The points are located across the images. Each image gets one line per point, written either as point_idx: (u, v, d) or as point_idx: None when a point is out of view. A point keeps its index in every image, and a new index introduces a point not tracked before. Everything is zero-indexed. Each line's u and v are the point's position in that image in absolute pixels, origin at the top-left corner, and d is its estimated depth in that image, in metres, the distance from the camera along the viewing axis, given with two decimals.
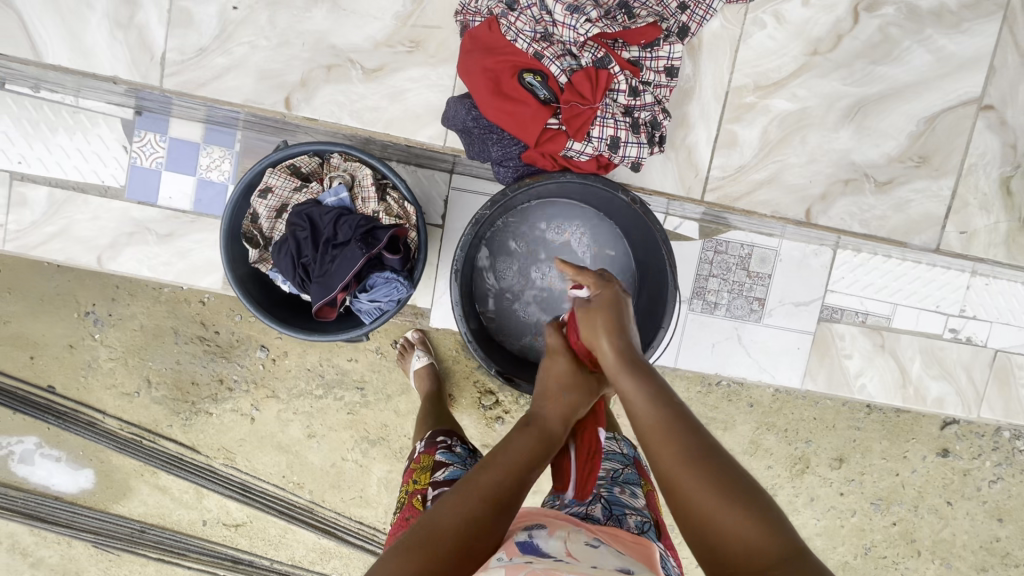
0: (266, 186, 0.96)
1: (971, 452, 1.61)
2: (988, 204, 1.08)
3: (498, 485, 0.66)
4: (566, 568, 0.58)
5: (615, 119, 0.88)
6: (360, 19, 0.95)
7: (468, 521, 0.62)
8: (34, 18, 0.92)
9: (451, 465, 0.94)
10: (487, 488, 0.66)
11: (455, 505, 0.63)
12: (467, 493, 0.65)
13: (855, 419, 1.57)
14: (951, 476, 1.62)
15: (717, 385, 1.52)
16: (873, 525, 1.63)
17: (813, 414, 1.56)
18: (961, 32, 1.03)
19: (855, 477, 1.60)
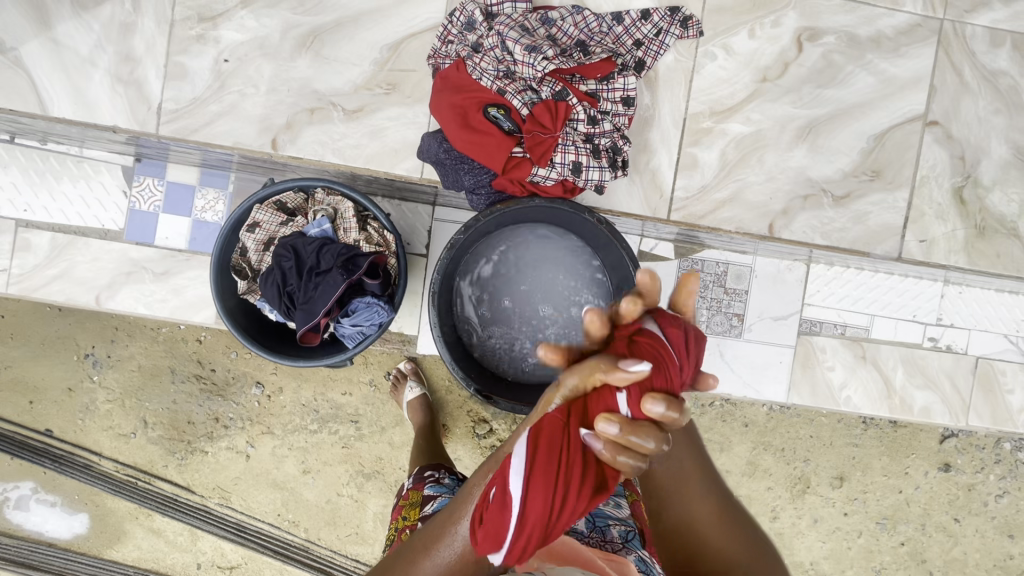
0: (254, 221, 1.01)
1: (973, 466, 1.60)
2: (944, 214, 1.13)
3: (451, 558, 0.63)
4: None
5: (576, 145, 0.94)
6: (340, 66, 1.03)
7: None
8: (42, 76, 1.01)
9: (438, 497, 0.94)
10: (440, 555, 0.64)
11: (412, 561, 0.65)
12: (421, 559, 0.65)
13: (853, 437, 1.57)
14: (955, 492, 1.60)
15: (710, 407, 1.52)
16: (881, 546, 1.61)
17: (809, 433, 1.56)
18: (899, 55, 1.10)
19: (858, 496, 1.59)
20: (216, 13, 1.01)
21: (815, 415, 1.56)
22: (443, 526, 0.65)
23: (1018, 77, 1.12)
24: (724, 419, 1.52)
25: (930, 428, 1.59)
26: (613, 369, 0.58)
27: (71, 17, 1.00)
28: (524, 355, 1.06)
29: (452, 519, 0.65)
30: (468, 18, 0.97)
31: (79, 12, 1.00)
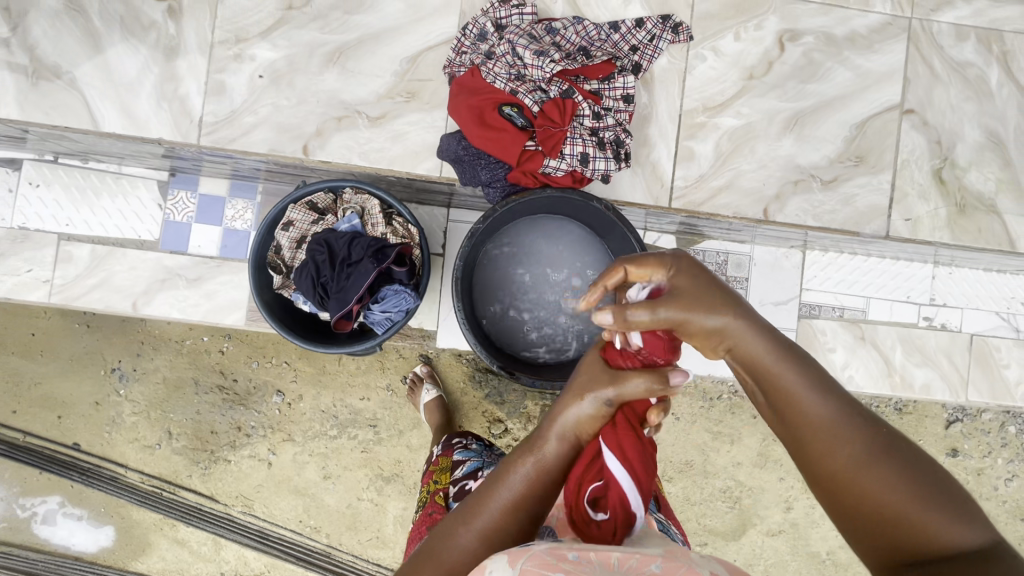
0: (289, 220, 1.10)
1: (980, 450, 1.64)
2: (926, 193, 1.21)
3: (498, 525, 0.57)
4: (565, 545, 0.56)
5: (583, 138, 1.03)
6: (365, 78, 1.13)
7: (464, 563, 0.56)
8: (94, 96, 1.11)
9: (468, 461, 1.01)
10: (484, 525, 0.57)
11: (452, 530, 0.58)
12: (462, 529, 0.58)
13: None
14: (964, 477, 1.65)
15: (719, 398, 1.53)
16: None
17: None
18: (873, 51, 1.20)
19: None
20: (251, 35, 1.12)
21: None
22: (479, 499, 0.59)
23: (986, 67, 1.22)
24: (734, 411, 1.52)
25: (935, 413, 1.63)
26: (664, 382, 0.58)
27: (121, 42, 1.11)
28: (541, 337, 1.14)
29: (489, 491, 0.59)
30: (479, 29, 1.07)
31: (128, 38, 1.11)
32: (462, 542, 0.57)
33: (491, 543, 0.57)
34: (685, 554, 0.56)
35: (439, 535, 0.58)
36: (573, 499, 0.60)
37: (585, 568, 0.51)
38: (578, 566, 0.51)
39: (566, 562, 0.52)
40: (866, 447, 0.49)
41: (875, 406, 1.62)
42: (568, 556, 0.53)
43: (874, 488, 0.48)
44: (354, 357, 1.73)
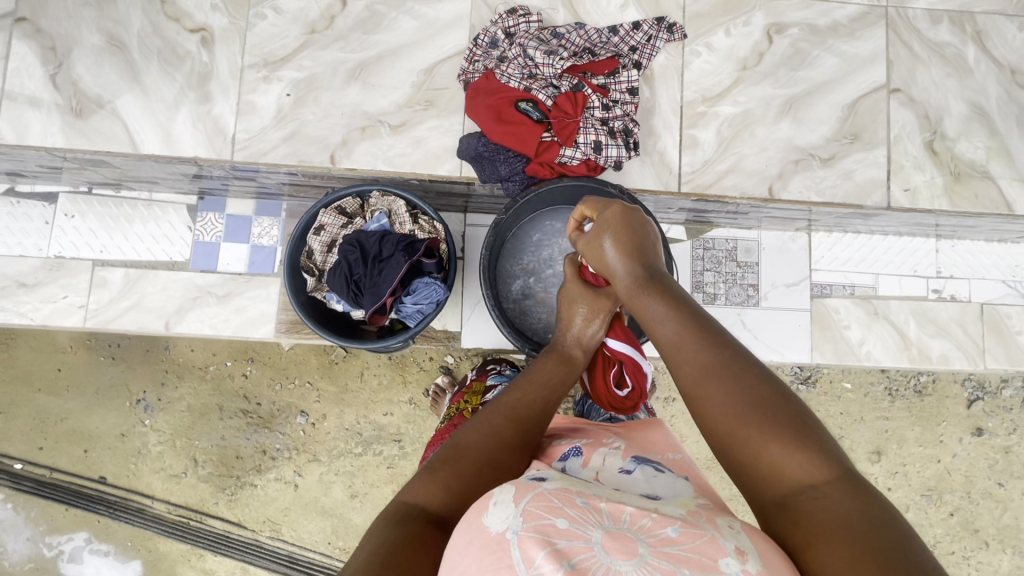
0: (320, 225, 1.15)
1: (1005, 428, 1.65)
2: (921, 164, 1.28)
3: (524, 410, 0.77)
4: (578, 490, 0.60)
5: (595, 127, 1.10)
6: (385, 90, 1.21)
7: (500, 441, 0.72)
8: (135, 121, 1.19)
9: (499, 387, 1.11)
10: (514, 412, 0.76)
11: (487, 421, 0.74)
12: (498, 416, 0.75)
13: (882, 410, 1.63)
14: (993, 456, 1.65)
15: None
16: (930, 518, 1.63)
17: (840, 409, 1.62)
18: (855, 38, 1.29)
19: (898, 470, 1.63)
20: (278, 58, 1.20)
21: (842, 387, 1.63)
22: (511, 394, 0.79)
23: (962, 46, 1.31)
24: None
25: (955, 393, 1.65)
26: None
27: (158, 71, 1.19)
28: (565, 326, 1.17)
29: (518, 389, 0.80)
30: (491, 38, 1.17)
31: (165, 67, 1.19)
32: (498, 426, 0.74)
33: (520, 426, 0.75)
34: (708, 519, 0.56)
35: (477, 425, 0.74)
36: (607, 387, 0.95)
37: (592, 516, 0.54)
38: (584, 512, 0.55)
39: (573, 506, 0.55)
40: (721, 386, 0.65)
41: (896, 389, 1.63)
42: (576, 500, 0.56)
43: (725, 413, 0.64)
44: (376, 372, 1.76)
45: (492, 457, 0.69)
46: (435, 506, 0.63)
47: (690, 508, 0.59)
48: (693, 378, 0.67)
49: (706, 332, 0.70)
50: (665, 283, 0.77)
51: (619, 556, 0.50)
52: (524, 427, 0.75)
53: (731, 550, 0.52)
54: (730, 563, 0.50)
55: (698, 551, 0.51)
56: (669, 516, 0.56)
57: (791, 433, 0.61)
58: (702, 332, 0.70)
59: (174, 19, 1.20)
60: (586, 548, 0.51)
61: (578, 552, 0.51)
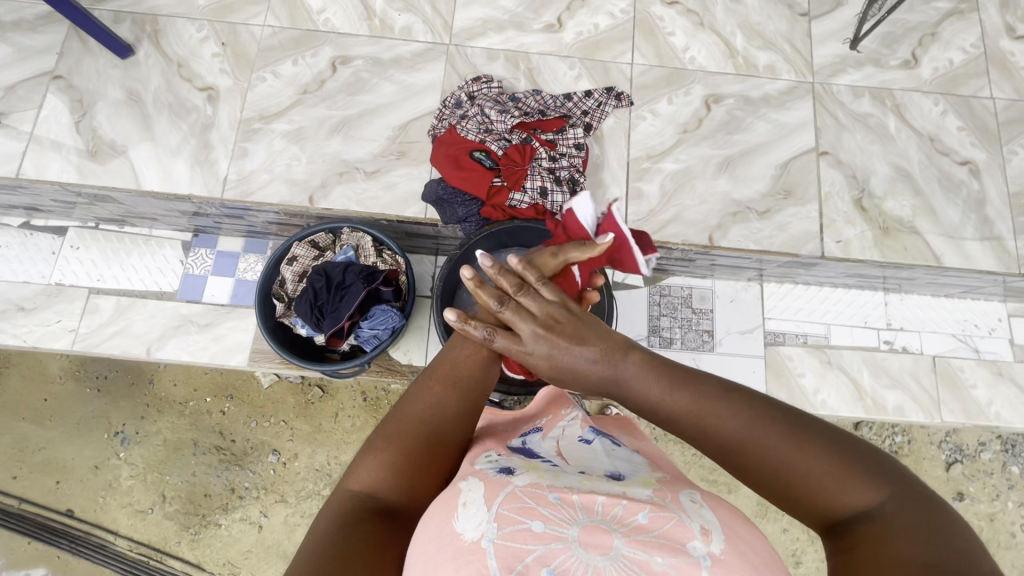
0: (293, 255, 1.25)
1: (987, 494, 1.63)
2: (851, 219, 1.38)
3: (464, 378, 0.73)
4: (548, 486, 0.59)
5: (542, 176, 1.23)
6: (363, 142, 1.37)
7: (439, 410, 0.69)
8: (142, 163, 1.35)
9: None
10: (454, 379, 0.72)
11: (427, 392, 0.70)
12: (435, 384, 0.71)
13: None
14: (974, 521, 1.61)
15: None
16: None
17: None
18: (785, 108, 1.45)
19: None
20: (272, 113, 1.38)
21: None
22: (446, 359, 0.75)
23: (883, 116, 1.46)
24: None
25: (932, 454, 1.65)
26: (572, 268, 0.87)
27: (168, 121, 1.37)
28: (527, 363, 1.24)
29: (453, 356, 0.76)
30: (456, 99, 1.34)
31: (174, 118, 1.37)
32: (436, 394, 0.70)
33: (463, 393, 0.71)
34: (673, 504, 0.57)
35: (414, 396, 0.71)
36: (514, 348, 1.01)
37: (566, 513, 0.53)
38: (557, 510, 0.53)
39: (545, 505, 0.54)
40: (753, 431, 0.58)
41: None
42: (548, 497, 0.55)
43: (765, 460, 0.57)
44: (350, 413, 1.80)
45: (435, 431, 0.67)
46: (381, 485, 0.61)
47: (655, 495, 0.60)
48: (726, 440, 0.60)
49: (699, 384, 0.64)
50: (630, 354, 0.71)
51: (597, 552, 0.49)
52: (466, 393, 0.72)
53: (698, 531, 0.52)
54: (698, 546, 0.50)
55: (668, 535, 0.51)
56: (638, 503, 0.56)
57: (832, 457, 0.55)
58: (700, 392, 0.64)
59: (187, 80, 1.39)
60: (564, 549, 0.49)
61: (556, 555, 0.49)
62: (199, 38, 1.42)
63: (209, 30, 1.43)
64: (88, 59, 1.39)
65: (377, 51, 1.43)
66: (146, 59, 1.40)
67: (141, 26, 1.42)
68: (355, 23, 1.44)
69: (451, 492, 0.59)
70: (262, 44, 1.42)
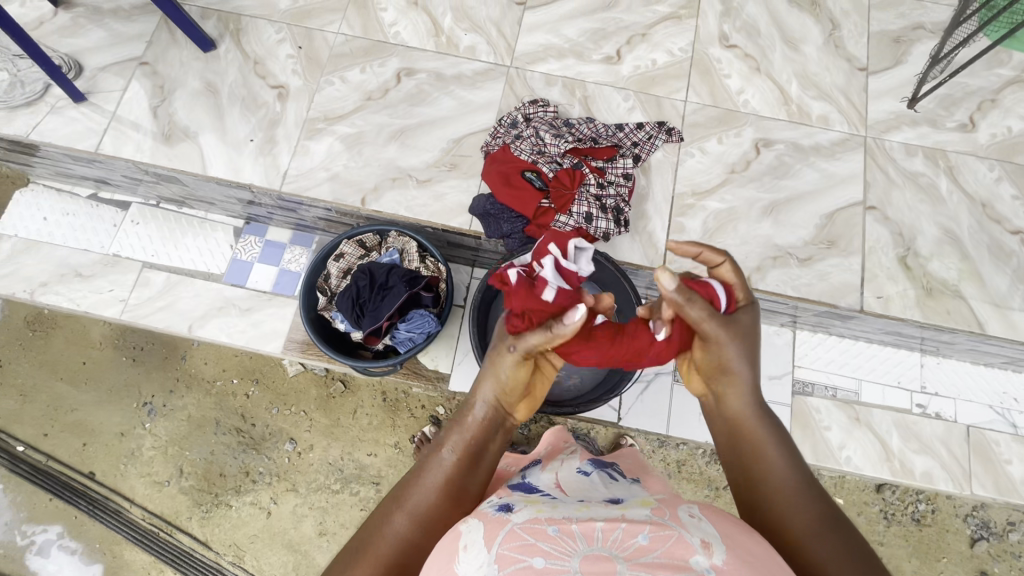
0: (340, 252, 1.30)
1: None
2: (893, 276, 1.37)
3: (428, 508, 0.71)
4: (545, 519, 0.66)
5: (588, 202, 1.28)
6: (419, 151, 1.42)
7: (401, 544, 0.69)
8: (210, 150, 1.42)
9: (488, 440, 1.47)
10: (416, 508, 0.71)
11: (390, 521, 0.70)
12: (398, 513, 0.71)
13: (875, 533, 1.57)
14: None
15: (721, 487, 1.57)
16: None
17: None
18: (836, 159, 1.46)
19: None
20: (336, 115, 1.45)
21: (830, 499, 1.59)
22: (411, 486, 0.73)
23: (935, 177, 1.45)
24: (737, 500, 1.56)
25: (957, 528, 1.58)
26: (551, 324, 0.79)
27: (239, 114, 1.45)
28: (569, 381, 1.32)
29: (421, 477, 0.74)
30: (512, 119, 1.39)
31: (245, 112, 1.45)
32: (399, 526, 0.70)
33: (424, 523, 0.70)
34: (672, 521, 0.64)
35: (377, 523, 0.70)
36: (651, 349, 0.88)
37: (566, 544, 0.60)
38: (557, 543, 0.60)
39: (545, 539, 0.61)
40: (823, 517, 0.65)
41: (891, 513, 1.58)
42: (548, 532, 0.63)
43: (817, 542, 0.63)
44: (369, 411, 1.83)
45: (398, 561, 0.68)
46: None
47: (654, 515, 0.67)
48: (791, 509, 0.66)
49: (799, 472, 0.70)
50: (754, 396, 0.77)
51: None
52: (429, 524, 0.70)
53: (698, 545, 0.59)
54: (700, 560, 0.57)
55: (669, 553, 0.58)
56: (636, 525, 0.63)
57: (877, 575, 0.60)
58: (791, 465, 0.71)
59: (261, 77, 1.47)
60: None
61: None
62: (277, 40, 1.50)
63: (287, 33, 1.51)
64: (174, 49, 1.49)
65: (441, 67, 1.49)
66: (226, 54, 1.49)
67: (225, 23, 1.51)
68: (423, 38, 1.51)
69: (452, 540, 0.65)
70: (334, 50, 1.50)
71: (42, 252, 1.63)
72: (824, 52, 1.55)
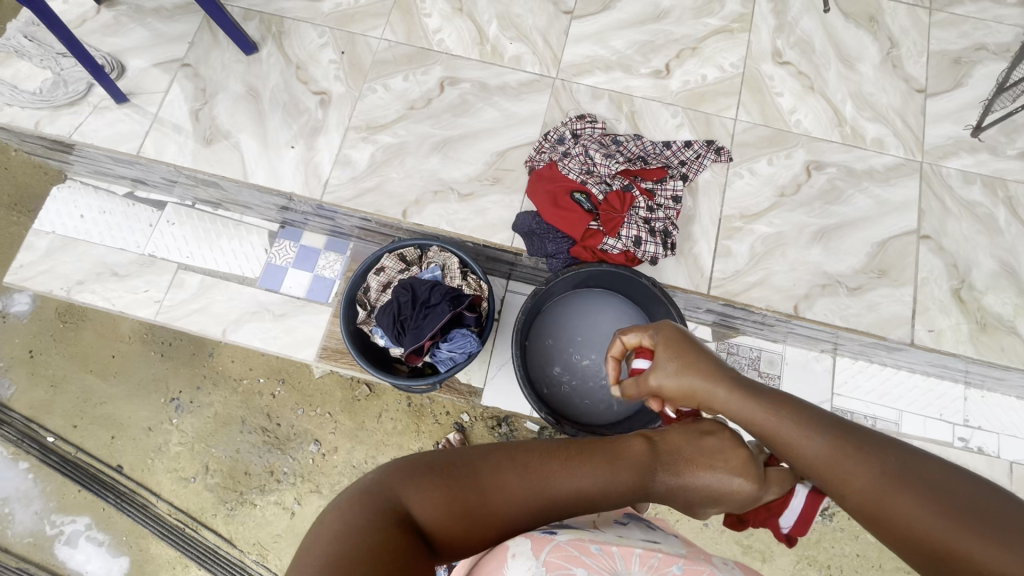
0: (381, 266, 1.29)
1: None
2: (946, 309, 1.33)
3: (549, 501, 0.63)
4: (589, 538, 0.68)
5: (637, 225, 1.26)
6: (461, 163, 1.40)
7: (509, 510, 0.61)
8: (252, 156, 1.41)
9: None
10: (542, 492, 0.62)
11: (517, 485, 0.62)
12: (520, 481, 0.62)
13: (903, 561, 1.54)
14: None
15: None
16: None
17: (856, 550, 1.53)
18: (890, 184, 1.41)
19: None
20: (378, 124, 1.42)
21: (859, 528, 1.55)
22: (551, 465, 0.64)
23: (993, 207, 1.40)
24: (766, 524, 1.54)
25: None
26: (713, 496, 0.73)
27: (280, 120, 1.43)
28: (602, 407, 1.25)
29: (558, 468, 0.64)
30: (559, 135, 1.37)
31: (286, 117, 1.43)
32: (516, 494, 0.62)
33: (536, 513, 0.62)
34: (705, 560, 0.67)
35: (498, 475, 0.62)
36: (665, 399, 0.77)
37: (607, 562, 0.63)
38: (599, 559, 0.63)
39: (588, 554, 0.63)
40: (891, 484, 0.56)
41: None
42: (590, 548, 0.65)
43: (909, 522, 0.54)
44: (393, 416, 1.82)
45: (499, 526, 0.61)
46: (420, 523, 0.56)
47: (689, 553, 0.70)
48: (861, 496, 0.58)
49: (840, 438, 0.61)
50: (762, 384, 0.69)
51: None
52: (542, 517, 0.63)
53: None
54: None
55: None
56: (672, 556, 0.67)
57: (986, 525, 0.51)
58: (862, 449, 0.59)
59: (303, 82, 1.45)
60: None
61: None
62: (320, 44, 1.48)
63: (329, 37, 1.49)
64: (215, 51, 1.47)
65: (485, 76, 1.46)
66: (268, 58, 1.47)
67: (267, 25, 1.49)
68: (467, 46, 1.48)
69: (498, 549, 0.63)
70: (377, 57, 1.47)
71: (79, 249, 1.64)
72: (881, 71, 1.49)
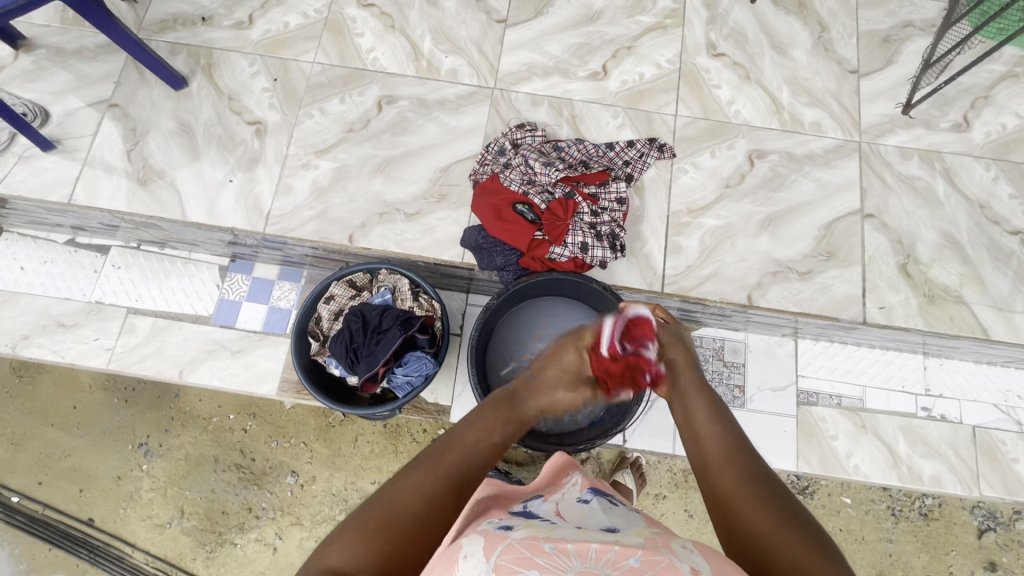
0: (330, 295, 1.26)
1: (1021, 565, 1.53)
2: (895, 284, 1.36)
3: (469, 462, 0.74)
4: (544, 536, 0.59)
5: (583, 230, 1.26)
6: (405, 182, 1.38)
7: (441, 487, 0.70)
8: (190, 193, 1.37)
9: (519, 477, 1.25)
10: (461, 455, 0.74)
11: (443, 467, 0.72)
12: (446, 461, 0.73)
13: (885, 530, 1.54)
14: None
15: None
16: None
17: (838, 526, 1.54)
18: (831, 166, 1.43)
19: None
20: (317, 150, 1.40)
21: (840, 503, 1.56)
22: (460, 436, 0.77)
23: (932, 180, 1.43)
24: None
25: (964, 521, 1.55)
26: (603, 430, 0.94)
27: (216, 154, 1.40)
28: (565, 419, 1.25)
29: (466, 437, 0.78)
30: (500, 146, 1.37)
31: (222, 151, 1.40)
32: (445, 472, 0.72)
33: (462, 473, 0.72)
34: (664, 547, 0.58)
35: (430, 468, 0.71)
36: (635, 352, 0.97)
37: (560, 561, 0.54)
38: (552, 559, 0.54)
39: (541, 554, 0.55)
40: (754, 484, 0.70)
41: (899, 509, 1.55)
42: (544, 547, 0.56)
43: (747, 507, 0.67)
44: (369, 439, 1.79)
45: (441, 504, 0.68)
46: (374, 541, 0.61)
47: (648, 541, 0.61)
48: (724, 482, 0.71)
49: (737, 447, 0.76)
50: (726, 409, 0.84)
51: None
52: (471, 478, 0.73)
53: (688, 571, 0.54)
54: None
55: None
56: (630, 547, 0.57)
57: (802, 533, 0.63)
58: (746, 458, 0.74)
59: (237, 113, 1.42)
60: None
61: None
62: (251, 72, 1.45)
63: (261, 65, 1.46)
64: (144, 89, 1.43)
65: (423, 92, 1.44)
66: (198, 91, 1.44)
67: (195, 58, 1.46)
68: (403, 63, 1.46)
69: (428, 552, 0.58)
70: (312, 81, 1.44)
71: (23, 303, 1.58)
72: (813, 56, 1.51)
